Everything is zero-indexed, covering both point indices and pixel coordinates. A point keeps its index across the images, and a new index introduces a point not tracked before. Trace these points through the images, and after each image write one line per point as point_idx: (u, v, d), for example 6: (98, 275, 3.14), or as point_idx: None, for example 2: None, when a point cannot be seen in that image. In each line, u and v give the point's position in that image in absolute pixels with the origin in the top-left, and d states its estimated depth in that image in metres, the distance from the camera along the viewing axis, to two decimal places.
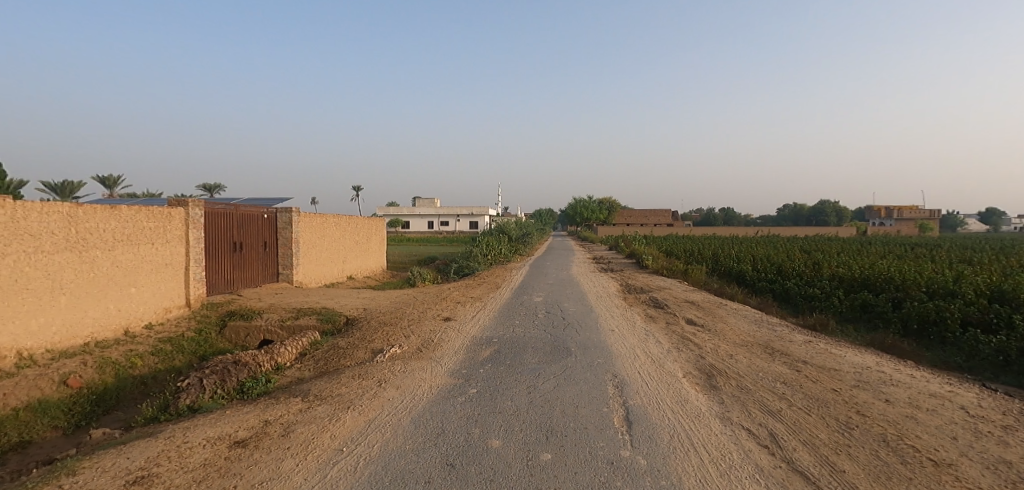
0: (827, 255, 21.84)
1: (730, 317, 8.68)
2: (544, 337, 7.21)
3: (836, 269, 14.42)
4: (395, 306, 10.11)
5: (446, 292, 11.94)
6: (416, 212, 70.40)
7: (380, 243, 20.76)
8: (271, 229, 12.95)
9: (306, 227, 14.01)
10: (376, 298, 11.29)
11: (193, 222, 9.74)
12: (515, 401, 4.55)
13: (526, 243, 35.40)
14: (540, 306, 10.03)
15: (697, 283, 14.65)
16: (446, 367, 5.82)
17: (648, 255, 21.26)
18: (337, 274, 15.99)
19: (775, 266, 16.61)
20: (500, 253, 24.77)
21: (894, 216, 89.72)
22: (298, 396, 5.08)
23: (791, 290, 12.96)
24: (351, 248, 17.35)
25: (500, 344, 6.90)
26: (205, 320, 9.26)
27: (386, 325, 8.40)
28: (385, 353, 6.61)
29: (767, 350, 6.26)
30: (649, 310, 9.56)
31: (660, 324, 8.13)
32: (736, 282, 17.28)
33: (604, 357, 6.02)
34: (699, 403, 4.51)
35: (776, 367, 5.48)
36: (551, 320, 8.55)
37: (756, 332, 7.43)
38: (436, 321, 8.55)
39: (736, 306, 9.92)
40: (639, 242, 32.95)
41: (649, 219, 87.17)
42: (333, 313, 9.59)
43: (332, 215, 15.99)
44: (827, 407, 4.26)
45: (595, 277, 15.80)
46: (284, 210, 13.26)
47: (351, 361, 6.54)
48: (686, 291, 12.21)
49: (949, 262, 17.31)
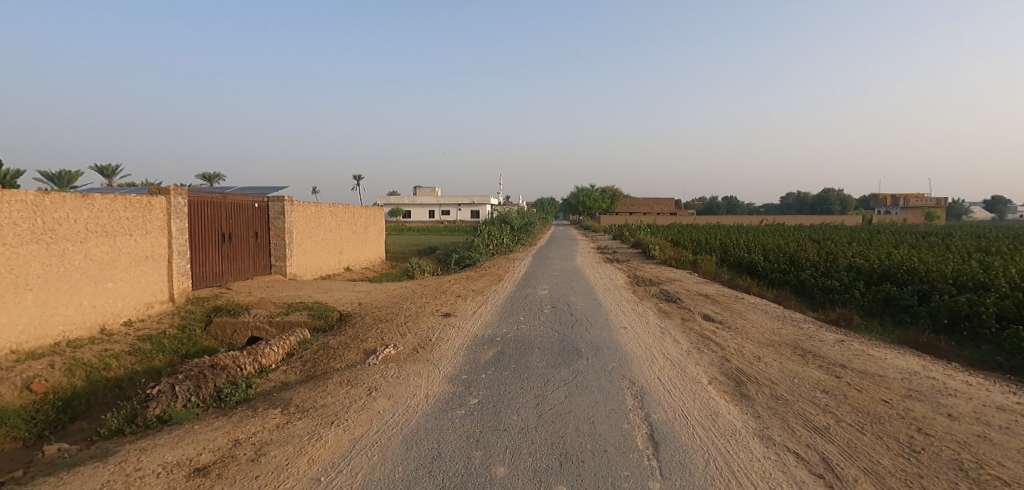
0: (838, 245, 21.17)
1: (750, 312, 8.11)
2: (550, 335, 6.68)
3: (853, 260, 13.81)
4: (392, 301, 9.56)
5: (446, 285, 11.38)
6: (418, 201, 69.82)
7: (379, 233, 20.17)
8: (263, 219, 12.36)
9: (299, 216, 13.41)
10: (373, 291, 10.74)
11: (175, 212, 9.15)
12: (522, 415, 3.99)
13: (528, 233, 34.76)
14: (546, 300, 9.48)
15: (707, 274, 14.07)
16: (444, 372, 5.27)
17: (654, 245, 20.66)
18: (333, 266, 15.43)
19: (788, 257, 15.99)
20: (502, 243, 24.18)
21: (900, 204, 88.63)
22: (278, 407, 4.52)
23: (808, 281, 12.38)
24: (348, 239, 16.78)
25: (504, 343, 6.36)
26: (189, 315, 8.73)
27: (382, 322, 7.85)
28: (379, 354, 6.06)
29: (798, 351, 5.71)
30: (662, 305, 8.99)
31: (675, 321, 7.59)
32: (746, 273, 16.69)
33: (619, 361, 5.45)
34: (732, 418, 3.94)
35: (811, 372, 4.92)
36: (557, 316, 8.00)
37: (781, 330, 6.85)
38: (435, 317, 8.01)
39: (753, 300, 9.35)
40: (644, 231, 32.39)
41: (652, 208, 86.26)
42: (325, 308, 9.03)
43: (329, 205, 15.38)
44: (882, 424, 3.68)
45: (601, 269, 15.22)
46: (276, 199, 12.65)
47: (341, 363, 6.00)
48: (697, 284, 11.62)
49: (968, 252, 16.70)
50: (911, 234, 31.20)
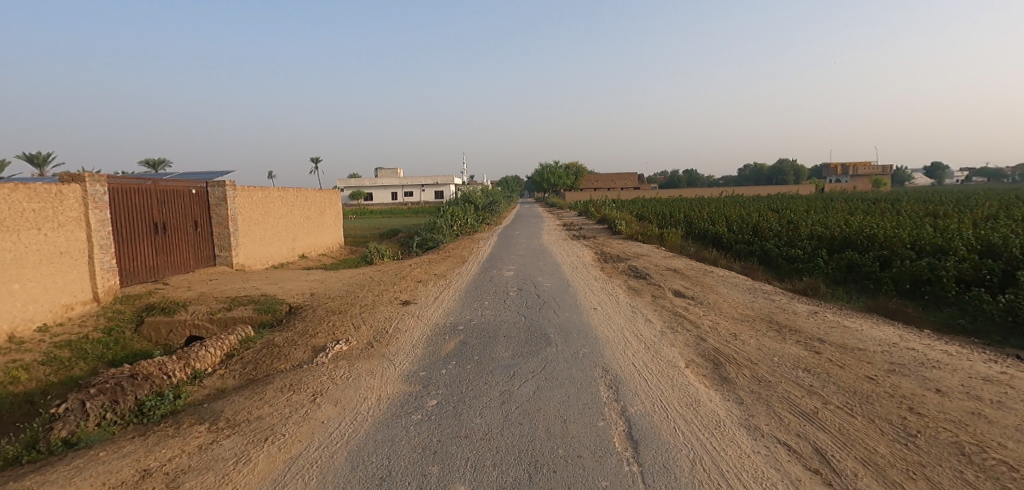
0: (797, 213, 21.64)
1: (721, 286, 7.92)
2: (517, 321, 6.25)
3: (814, 228, 14.00)
4: (347, 290, 8.89)
5: (407, 270, 10.77)
6: (380, 182, 67.82)
7: (335, 218, 19.15)
8: (202, 206, 11.30)
9: (244, 202, 12.38)
10: (328, 280, 10.04)
11: (93, 201, 8.01)
12: (485, 418, 3.53)
13: (493, 212, 34.19)
14: (513, 282, 9.04)
15: (674, 247, 13.96)
16: (400, 369, 4.77)
17: (620, 220, 20.52)
18: (286, 254, 14.49)
19: (751, 227, 16.10)
20: (467, 224, 23.57)
21: (850, 172, 92.52)
22: (204, 423, 3.89)
23: (773, 251, 12.45)
24: (302, 225, 15.79)
25: (468, 332, 5.90)
26: (117, 315, 7.79)
27: (335, 314, 7.23)
28: (328, 352, 5.48)
29: (774, 326, 5.50)
30: (632, 282, 8.70)
31: (646, 298, 7.30)
32: (711, 245, 16.76)
33: (591, 346, 5.08)
34: (715, 406, 3.62)
35: (790, 349, 4.69)
36: (524, 298, 7.58)
37: (754, 304, 6.66)
38: (393, 306, 7.45)
39: (723, 273, 9.20)
40: (610, 206, 32.46)
41: (617, 183, 86.88)
42: (274, 301, 8.28)
43: (277, 189, 14.34)
44: (873, 406, 3.44)
45: (567, 246, 14.89)
46: (216, 184, 11.59)
47: (286, 363, 5.39)
48: (665, 258, 11.43)
49: (917, 217, 17.29)
50: (862, 202, 32.42)
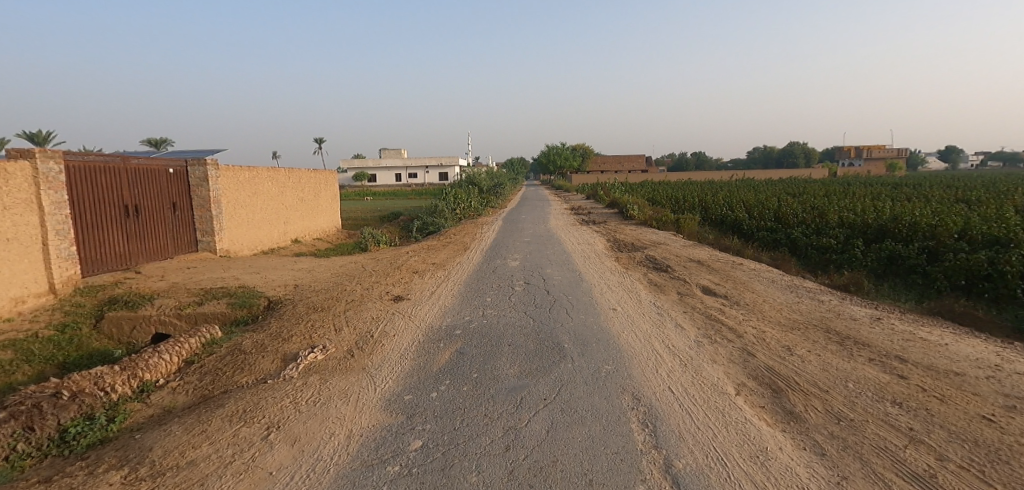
0: (818, 199, 20.58)
1: (755, 282, 6.96)
2: (523, 324, 5.35)
3: (844, 215, 12.96)
4: (334, 282, 7.99)
5: (403, 259, 9.87)
6: (383, 164, 66.82)
7: (332, 200, 18.23)
8: (181, 187, 10.38)
9: (229, 183, 11.45)
10: (316, 269, 9.16)
11: (46, 181, 7.03)
12: (484, 474, 2.64)
13: (498, 195, 33.20)
14: (518, 274, 8.13)
15: (691, 235, 12.99)
16: (381, 390, 3.89)
17: (631, 204, 19.51)
18: (277, 239, 13.63)
19: (774, 213, 15.06)
20: (470, 207, 22.62)
21: (863, 157, 90.42)
22: (123, 469, 3.00)
23: (801, 241, 11.46)
24: (294, 207, 14.91)
25: (466, 339, 5.01)
26: (75, 309, 6.90)
27: (316, 312, 6.35)
28: (299, 363, 4.59)
29: (833, 337, 4.59)
30: (653, 275, 7.76)
31: (672, 297, 6.38)
32: (730, 232, 15.75)
33: (614, 362, 4.16)
34: (791, 460, 2.71)
35: (865, 372, 3.78)
36: (531, 295, 6.68)
37: (800, 305, 5.72)
38: (383, 303, 6.57)
39: (753, 266, 8.24)
40: (619, 190, 31.42)
41: (623, 166, 85.41)
42: (252, 294, 7.42)
43: (267, 169, 13.41)
44: (1013, 468, 2.53)
45: (577, 232, 13.94)
46: (197, 163, 10.63)
47: (249, 376, 4.52)
48: (685, 247, 10.46)
49: (951, 203, 16.18)
50: (882, 186, 31.17)
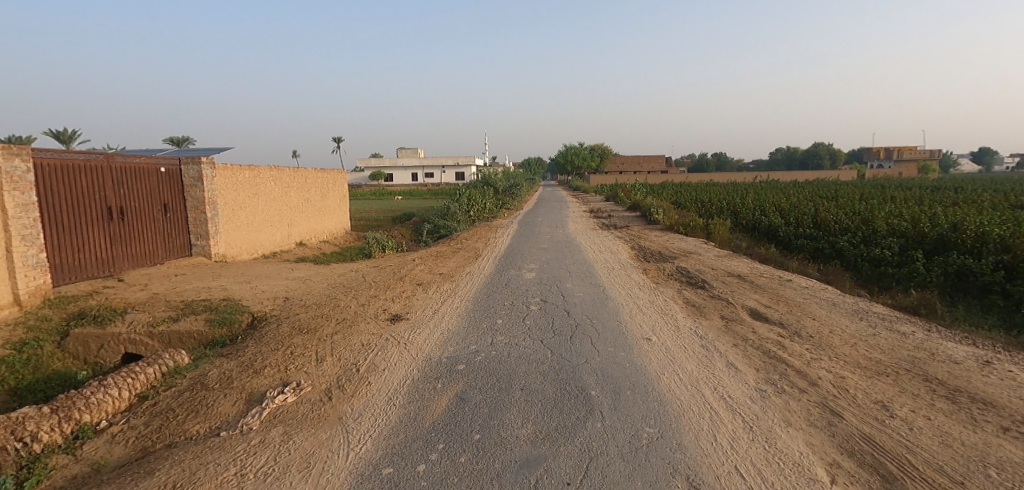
0: (856, 203, 19.19)
1: (812, 305, 5.92)
2: (539, 360, 4.42)
3: (894, 223, 11.72)
4: (328, 295, 7.17)
5: (407, 268, 9.03)
6: (399, 163, 66.59)
7: (340, 201, 17.56)
8: (173, 188, 9.71)
9: (226, 183, 10.76)
10: (312, 278, 8.38)
11: (12, 180, 6.36)
12: None
13: (515, 196, 32.23)
14: (534, 289, 7.21)
15: (723, 243, 11.92)
16: (355, 458, 2.98)
17: (655, 208, 18.43)
18: (279, 242, 12.94)
19: (812, 219, 13.86)
20: (484, 209, 21.76)
21: (893, 158, 87.13)
22: None
23: (848, 252, 10.29)
24: (299, 208, 14.24)
25: (469, 378, 4.10)
26: (38, 324, 6.17)
27: (301, 333, 5.52)
28: (264, 409, 3.73)
29: (939, 390, 3.55)
30: (688, 293, 6.77)
31: (715, 323, 5.38)
32: (763, 239, 14.57)
33: (657, 424, 3.20)
34: None
35: (1007, 452, 2.75)
36: (548, 316, 5.75)
37: (878, 339, 4.67)
38: (378, 324, 5.71)
39: (804, 282, 7.16)
40: (640, 191, 30.28)
41: (642, 166, 83.86)
42: (235, 308, 6.62)
43: (270, 168, 12.75)
44: None
45: (597, 238, 12.96)
46: (191, 162, 9.96)
47: (201, 424, 3.68)
48: (720, 258, 9.40)
49: (1010, 209, 14.72)
50: (918, 189, 29.63)
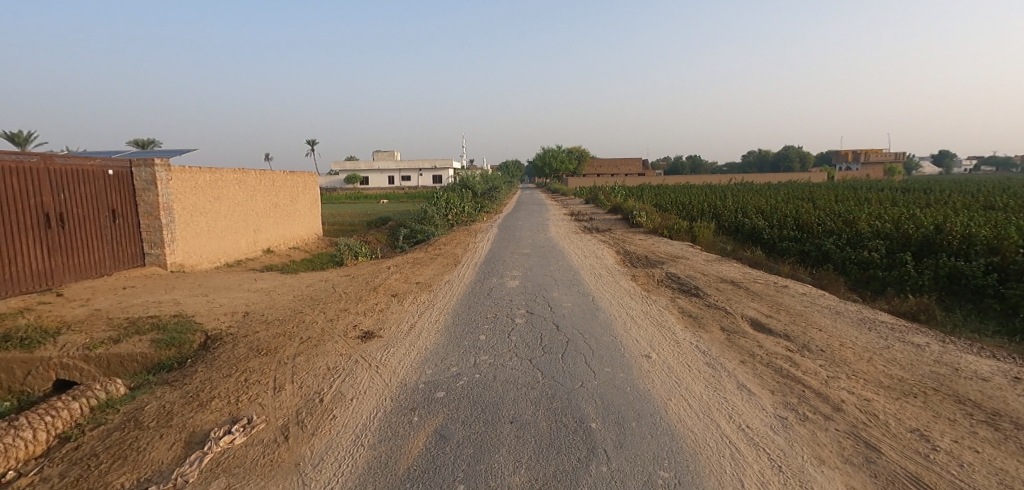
0: (835, 205, 19.31)
1: (814, 314, 5.58)
2: (528, 384, 3.93)
3: (877, 224, 11.66)
4: (293, 310, 6.52)
5: (381, 277, 8.43)
6: (376, 166, 65.39)
7: (311, 205, 16.77)
8: (123, 192, 8.88)
9: (184, 187, 9.95)
10: (276, 290, 7.70)
11: None
12: None
13: (494, 200, 31.68)
14: (518, 298, 6.72)
15: (709, 247, 11.66)
16: None
17: (637, 210, 18.18)
18: (244, 249, 12.14)
19: (796, 221, 13.74)
20: (463, 212, 21.18)
21: (861, 160, 89.97)
22: None
23: (836, 255, 10.12)
24: (266, 213, 13.43)
25: (450, 409, 3.57)
26: None
27: (260, 356, 4.90)
28: (205, 454, 3.12)
29: (977, 415, 3.20)
30: (683, 302, 6.38)
31: (716, 336, 4.98)
32: (746, 242, 14.42)
33: (672, 467, 2.72)
34: None
35: None
36: (535, 331, 5.26)
37: (894, 353, 4.33)
38: (348, 342, 5.14)
39: (800, 288, 6.86)
40: (620, 194, 30.11)
41: (620, 169, 84.43)
42: (186, 326, 5.91)
43: (234, 171, 11.93)
44: None
45: (581, 242, 12.57)
46: (144, 164, 9.14)
47: (128, 474, 3.04)
48: (709, 263, 9.06)
49: (986, 210, 14.87)
50: (889, 190, 30.25)
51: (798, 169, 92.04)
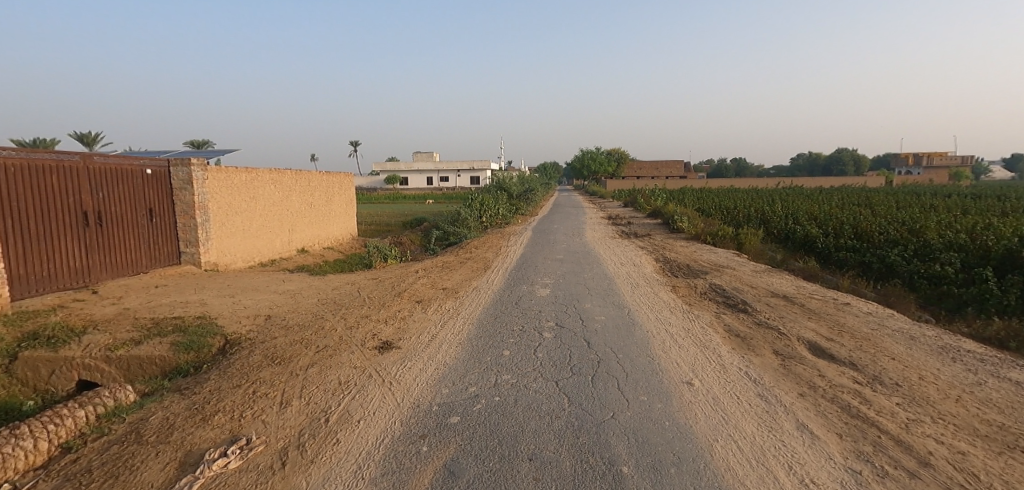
0: (899, 212, 17.76)
1: (885, 339, 4.87)
2: (553, 412, 3.49)
3: (950, 234, 10.51)
4: (314, 315, 6.34)
5: (407, 282, 8.19)
6: (414, 167, 66.42)
7: (346, 206, 16.90)
8: (160, 192, 9.05)
9: (220, 187, 10.07)
10: (302, 293, 7.58)
11: None
12: None
13: (530, 202, 31.33)
14: (547, 309, 6.30)
15: (757, 256, 10.84)
16: None
17: (678, 215, 17.36)
18: (278, 249, 12.25)
19: (855, 229, 12.63)
20: (497, 215, 20.91)
21: (923, 164, 84.09)
22: None
23: (903, 268, 9.13)
24: (301, 214, 13.55)
25: (464, 439, 3.18)
26: None
27: (272, 365, 4.68)
28: (194, 479, 2.86)
29: None
30: (729, 319, 5.77)
31: (768, 362, 4.39)
32: (798, 251, 13.41)
33: None
34: None
35: None
36: (563, 348, 4.82)
37: (989, 392, 3.62)
38: (363, 354, 4.85)
39: (864, 307, 6.11)
40: (661, 198, 29.10)
41: (660, 171, 82.36)
42: (207, 330, 5.81)
43: (270, 171, 12.07)
44: None
45: (617, 248, 12.00)
46: (180, 163, 9.29)
47: None
48: (758, 275, 8.34)
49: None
50: (961, 196, 27.79)
51: (852, 172, 87.19)
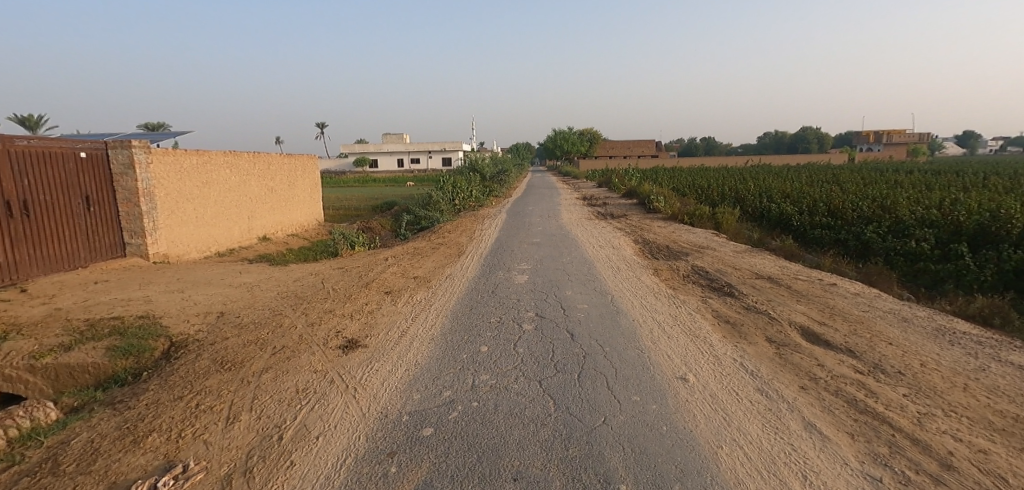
0: (867, 189, 18.05)
1: (878, 322, 4.69)
2: (537, 419, 3.13)
3: (921, 210, 10.60)
4: (273, 310, 5.80)
5: (376, 271, 7.68)
6: (384, 149, 64.65)
7: (311, 190, 16.05)
8: (98, 177, 8.18)
9: (167, 171, 9.23)
10: (259, 286, 6.98)
11: None
12: None
13: (503, 183, 30.75)
14: (525, 298, 5.91)
15: (735, 236, 10.72)
16: None
17: (654, 195, 17.18)
18: (236, 238, 11.46)
19: (829, 206, 12.66)
20: (470, 197, 20.34)
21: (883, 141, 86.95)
22: None
23: (879, 244, 9.13)
24: (260, 199, 12.72)
25: (439, 456, 2.78)
26: None
27: (221, 371, 4.16)
28: None
29: None
30: (716, 304, 5.52)
31: (763, 351, 4.14)
32: (773, 229, 13.42)
33: None
34: None
35: None
36: (544, 342, 4.45)
37: (994, 379, 3.46)
38: (325, 355, 4.37)
39: (850, 288, 5.97)
40: (635, 177, 28.96)
41: (632, 151, 82.64)
42: (150, 331, 5.21)
43: (224, 154, 11.20)
44: None
45: (594, 230, 11.71)
46: (120, 146, 8.43)
47: None
48: (739, 255, 8.16)
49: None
50: (922, 172, 28.65)
51: (816, 150, 89.65)
